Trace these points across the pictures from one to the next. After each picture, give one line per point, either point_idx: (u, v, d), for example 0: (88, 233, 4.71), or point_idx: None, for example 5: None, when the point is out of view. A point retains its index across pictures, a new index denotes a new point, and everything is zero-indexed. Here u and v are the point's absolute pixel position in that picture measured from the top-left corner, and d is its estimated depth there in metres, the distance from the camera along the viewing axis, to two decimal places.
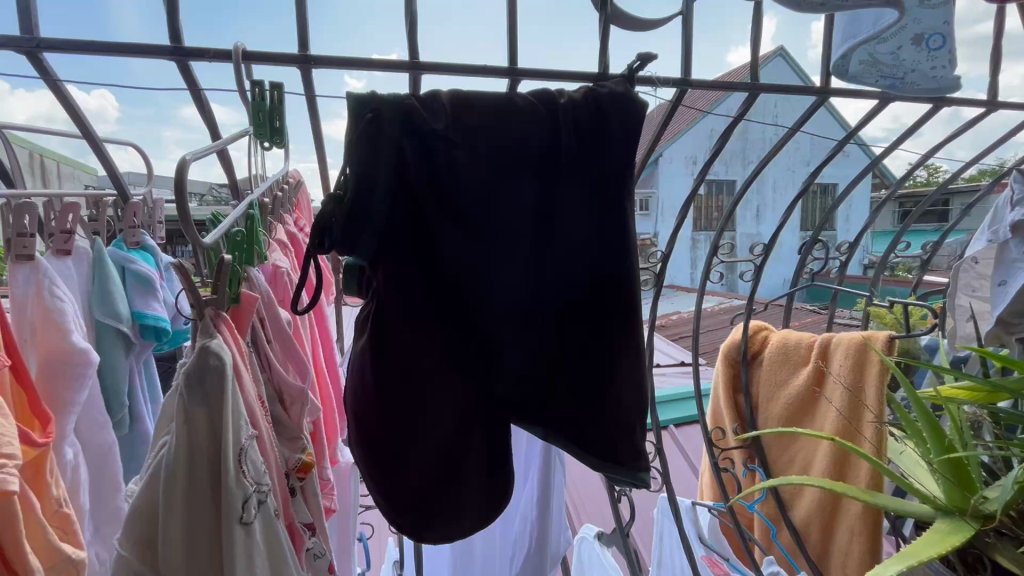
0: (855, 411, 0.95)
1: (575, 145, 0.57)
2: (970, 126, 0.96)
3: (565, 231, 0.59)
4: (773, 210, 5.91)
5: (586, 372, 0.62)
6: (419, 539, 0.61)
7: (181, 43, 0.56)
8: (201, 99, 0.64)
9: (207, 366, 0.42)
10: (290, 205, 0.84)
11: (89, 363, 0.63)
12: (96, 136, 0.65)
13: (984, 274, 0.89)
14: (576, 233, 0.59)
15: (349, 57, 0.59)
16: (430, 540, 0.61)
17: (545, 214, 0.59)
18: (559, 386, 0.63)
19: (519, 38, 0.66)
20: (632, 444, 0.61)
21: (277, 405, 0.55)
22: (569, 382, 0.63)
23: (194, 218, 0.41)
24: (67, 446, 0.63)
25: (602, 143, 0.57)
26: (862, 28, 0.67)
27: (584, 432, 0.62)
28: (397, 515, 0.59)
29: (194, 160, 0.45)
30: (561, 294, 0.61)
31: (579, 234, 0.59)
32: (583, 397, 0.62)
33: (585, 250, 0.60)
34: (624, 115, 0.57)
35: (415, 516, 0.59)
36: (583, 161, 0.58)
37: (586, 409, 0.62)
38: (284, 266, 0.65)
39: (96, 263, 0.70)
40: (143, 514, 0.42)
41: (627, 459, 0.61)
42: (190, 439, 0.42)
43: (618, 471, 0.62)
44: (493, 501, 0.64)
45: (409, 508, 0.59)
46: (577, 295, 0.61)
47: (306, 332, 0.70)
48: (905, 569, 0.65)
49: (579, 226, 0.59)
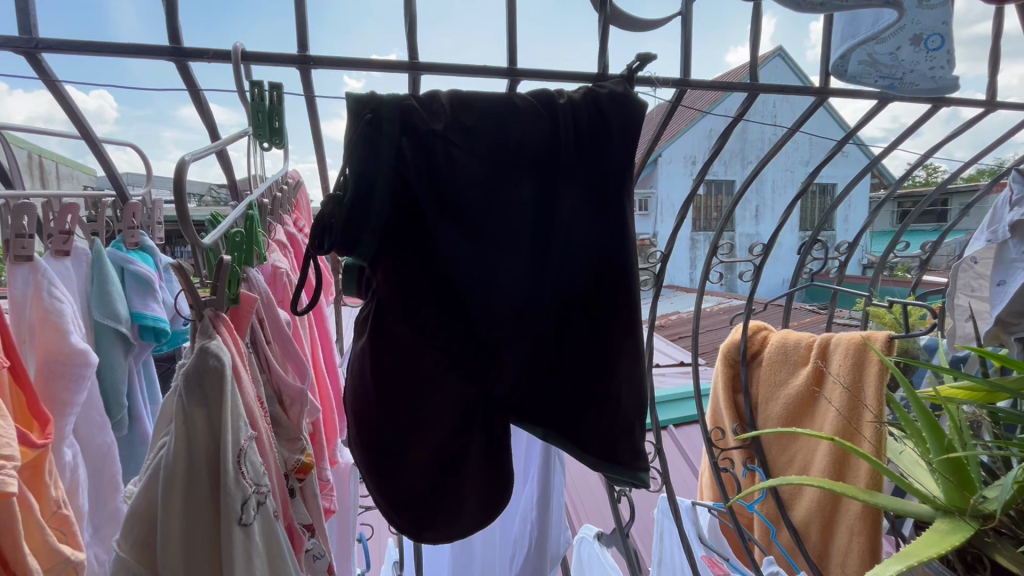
0: (855, 411, 0.95)
1: (574, 145, 0.57)
2: (969, 126, 0.96)
3: (565, 230, 0.59)
4: (772, 211, 5.92)
5: (586, 372, 0.62)
6: (418, 540, 0.61)
7: (180, 43, 0.56)
8: (200, 99, 0.64)
9: (206, 367, 0.42)
10: (289, 205, 0.84)
11: (89, 364, 0.63)
12: (95, 136, 0.65)
13: (983, 274, 0.89)
14: (575, 233, 0.59)
15: (348, 57, 0.59)
16: (430, 541, 0.61)
17: (545, 214, 0.59)
18: (559, 386, 0.63)
19: (519, 37, 0.66)
20: (632, 445, 0.61)
21: (276, 405, 0.55)
22: (569, 382, 0.63)
23: (193, 219, 0.41)
24: (66, 447, 0.63)
25: (601, 143, 0.57)
26: (861, 28, 0.67)
27: (584, 433, 0.62)
28: (396, 516, 0.58)
29: (193, 161, 0.45)
30: (561, 294, 0.61)
31: (579, 234, 0.59)
32: (582, 397, 0.62)
33: (586, 250, 0.60)
34: (624, 114, 0.57)
35: (414, 516, 0.59)
36: (583, 161, 0.57)
37: (586, 409, 0.62)
38: (284, 267, 0.65)
39: (95, 263, 0.70)
40: (142, 516, 0.42)
41: (628, 460, 0.61)
42: (189, 440, 0.42)
43: (618, 472, 0.62)
44: (494, 501, 0.64)
45: (409, 508, 0.59)
46: (577, 294, 0.61)
47: (305, 333, 0.70)
48: (905, 569, 0.65)
49: (579, 225, 0.59)
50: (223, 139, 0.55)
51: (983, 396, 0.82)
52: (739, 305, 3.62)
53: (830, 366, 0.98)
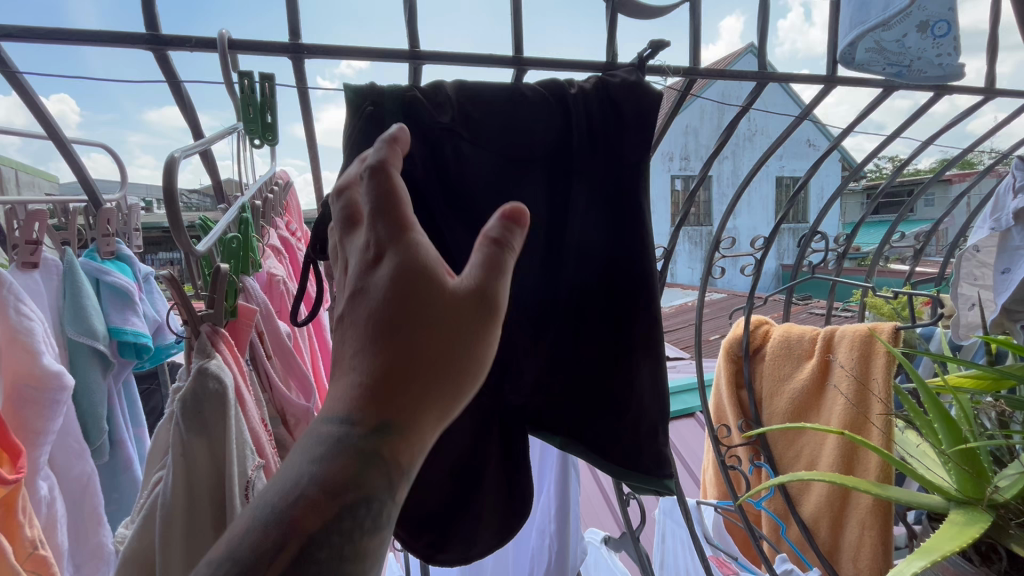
0: (861, 403, 0.95)
1: (587, 137, 0.54)
2: (967, 114, 0.96)
3: (580, 230, 0.56)
4: (751, 204, 5.99)
5: (603, 376, 0.59)
6: (433, 563, 0.56)
7: (158, 31, 0.51)
8: (182, 95, 0.57)
9: (206, 391, 0.38)
10: (280, 208, 0.79)
11: (64, 388, 0.57)
12: (63, 135, 0.57)
13: (985, 263, 0.90)
14: (590, 230, 0.56)
15: (344, 46, 0.54)
16: (446, 563, 0.57)
17: (558, 210, 0.56)
18: (577, 390, 0.59)
19: (524, 25, 0.62)
20: (654, 454, 0.58)
21: (279, 426, 0.51)
22: (587, 387, 0.59)
23: (187, 224, 0.37)
24: (41, 480, 0.58)
25: (615, 135, 0.54)
26: (871, 13, 0.65)
27: (602, 440, 0.59)
28: (410, 537, 0.54)
29: (182, 158, 0.41)
30: (576, 296, 0.58)
31: (594, 232, 0.56)
32: (602, 401, 0.59)
33: (601, 250, 0.57)
34: (638, 102, 0.53)
35: (431, 536, 0.56)
36: (595, 154, 0.55)
37: (604, 416, 0.59)
38: (279, 274, 0.61)
39: (67, 276, 0.63)
40: (138, 563, 0.38)
41: (650, 469, 0.58)
42: (189, 473, 0.38)
43: (641, 479, 0.59)
44: (511, 515, 0.61)
45: (425, 528, 0.55)
46: (593, 294, 0.58)
47: (305, 344, 0.65)
48: (928, 565, 0.63)
49: (594, 221, 0.56)
50: (207, 137, 0.50)
51: (990, 384, 0.82)
52: (724, 298, 3.64)
53: (837, 358, 0.97)
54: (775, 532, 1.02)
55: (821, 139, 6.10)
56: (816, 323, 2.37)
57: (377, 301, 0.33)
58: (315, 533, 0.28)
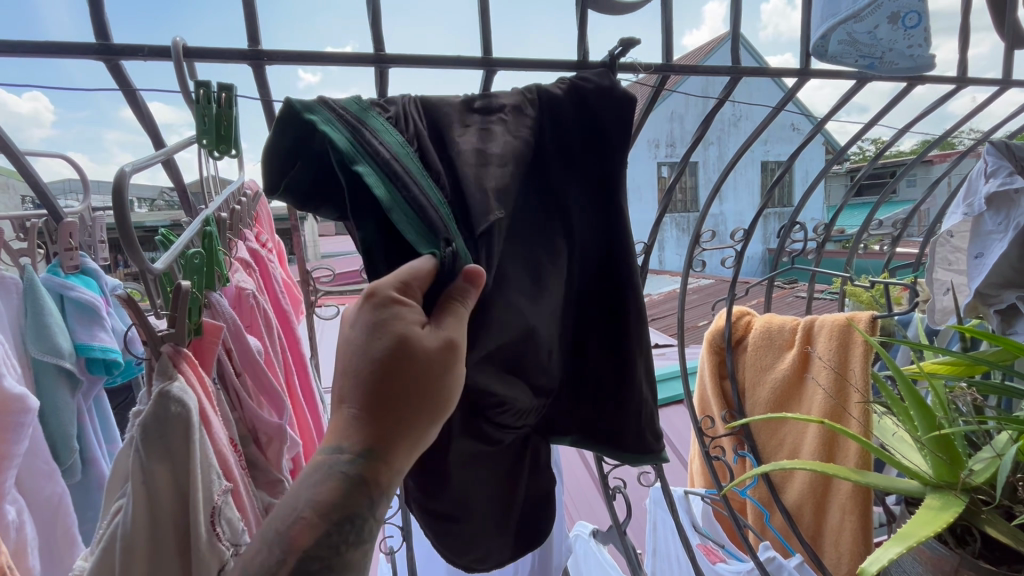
0: (842, 393, 0.96)
1: (559, 148, 0.53)
2: (942, 102, 0.97)
3: (578, 233, 0.56)
4: (735, 189, 6.01)
5: (603, 370, 0.60)
6: (479, 570, 0.59)
7: (109, 40, 0.49)
8: (137, 102, 0.55)
9: (168, 413, 0.44)
10: (247, 218, 0.83)
11: (28, 410, 0.56)
12: (13, 144, 0.55)
13: (959, 248, 0.92)
14: (582, 231, 0.56)
15: (305, 51, 0.53)
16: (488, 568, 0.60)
17: (548, 215, 0.54)
18: (580, 384, 0.61)
19: (492, 24, 0.60)
20: (653, 428, 0.61)
21: (253, 445, 0.62)
22: (591, 387, 0.61)
23: (136, 237, 0.39)
24: (8, 504, 0.56)
25: (597, 134, 0.53)
26: (841, 5, 0.66)
27: (606, 434, 0.61)
28: (457, 558, 0.56)
29: (133, 171, 0.43)
30: (575, 295, 0.58)
31: (584, 234, 0.56)
32: (602, 394, 0.60)
33: (592, 250, 0.57)
34: (615, 109, 0.52)
35: (474, 557, 0.57)
36: (582, 154, 0.54)
37: (605, 408, 0.61)
38: (247, 288, 0.68)
39: (28, 294, 0.61)
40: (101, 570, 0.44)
41: (649, 445, 0.60)
42: (151, 494, 0.44)
43: (641, 459, 0.61)
44: (534, 529, 0.63)
45: (468, 550, 0.57)
46: (588, 294, 0.59)
47: (277, 358, 0.74)
48: (904, 551, 0.65)
49: (580, 223, 0.56)
50: (169, 145, 0.51)
51: (964, 370, 0.84)
52: (710, 285, 3.65)
53: (817, 349, 0.98)
54: (760, 521, 1.03)
55: (807, 123, 6.11)
56: (800, 309, 2.39)
57: (369, 356, 0.41)
58: (309, 550, 0.39)
